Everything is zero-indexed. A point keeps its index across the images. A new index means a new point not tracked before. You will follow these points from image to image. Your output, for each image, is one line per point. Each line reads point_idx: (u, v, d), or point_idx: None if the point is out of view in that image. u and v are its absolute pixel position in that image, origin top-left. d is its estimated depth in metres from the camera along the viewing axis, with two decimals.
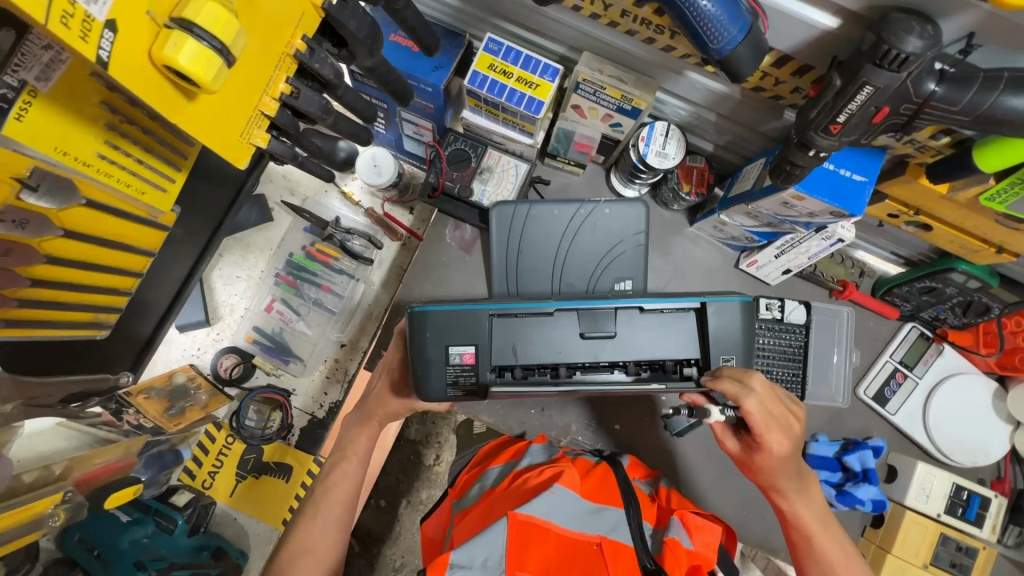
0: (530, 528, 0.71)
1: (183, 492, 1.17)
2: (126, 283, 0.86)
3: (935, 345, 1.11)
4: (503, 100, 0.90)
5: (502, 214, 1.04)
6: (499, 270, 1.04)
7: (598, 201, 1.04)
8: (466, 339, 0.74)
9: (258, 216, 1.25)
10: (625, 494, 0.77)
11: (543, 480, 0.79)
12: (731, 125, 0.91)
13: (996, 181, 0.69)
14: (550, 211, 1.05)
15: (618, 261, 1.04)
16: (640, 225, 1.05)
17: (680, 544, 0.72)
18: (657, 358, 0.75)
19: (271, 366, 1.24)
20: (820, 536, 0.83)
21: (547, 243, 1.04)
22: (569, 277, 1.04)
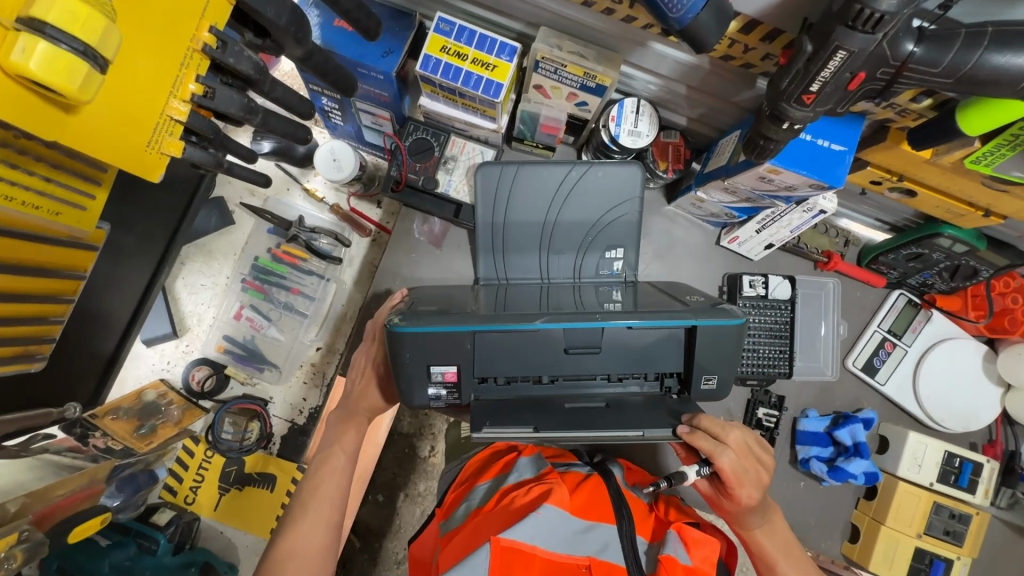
0: (513, 553, 0.68)
1: (165, 510, 1.13)
2: (55, 311, 0.81)
3: (923, 312, 1.08)
4: (459, 85, 0.84)
5: (486, 174, 1.00)
6: (483, 247, 1.00)
7: (591, 162, 0.99)
8: (448, 360, 0.72)
9: (218, 220, 1.20)
10: (618, 509, 0.76)
11: (531, 499, 0.75)
12: (703, 97, 0.86)
13: (981, 143, 0.65)
14: (537, 176, 1.00)
15: (610, 227, 1.00)
16: (637, 187, 0.99)
17: (676, 560, 0.68)
18: (641, 370, 0.76)
19: (245, 375, 1.20)
20: (783, 562, 0.82)
21: (535, 211, 1.00)
22: (558, 246, 1.00)
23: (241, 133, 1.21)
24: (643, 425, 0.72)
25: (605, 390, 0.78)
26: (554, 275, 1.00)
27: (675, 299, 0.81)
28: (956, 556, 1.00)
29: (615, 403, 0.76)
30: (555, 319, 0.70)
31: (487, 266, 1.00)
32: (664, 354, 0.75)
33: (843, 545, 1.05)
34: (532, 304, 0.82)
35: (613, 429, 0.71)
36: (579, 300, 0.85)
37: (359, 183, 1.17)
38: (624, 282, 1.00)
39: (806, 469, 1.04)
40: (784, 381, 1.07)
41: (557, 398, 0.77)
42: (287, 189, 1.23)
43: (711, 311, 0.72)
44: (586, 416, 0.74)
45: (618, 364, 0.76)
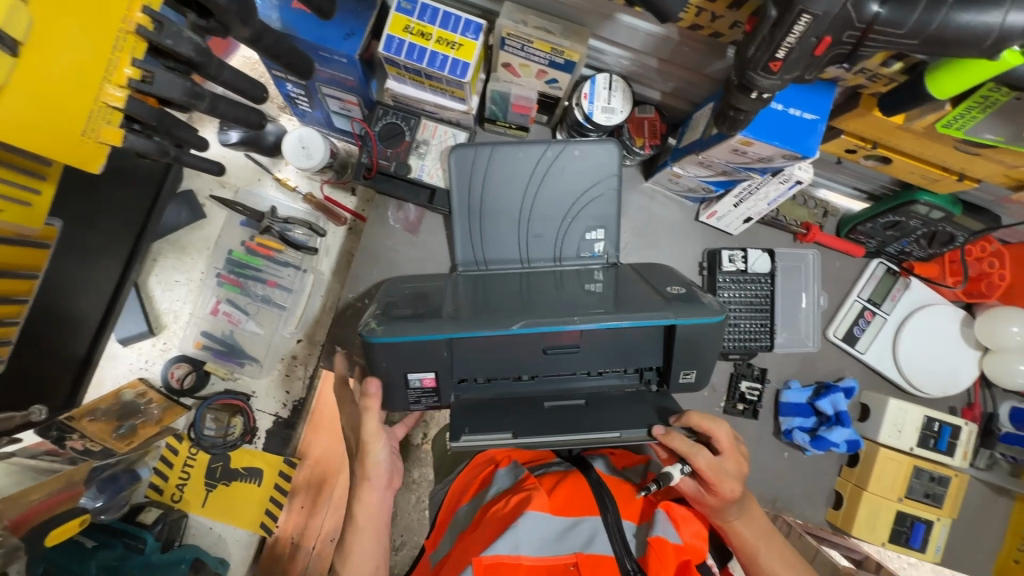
0: (498, 568, 0.69)
1: (151, 509, 1.12)
2: (10, 313, 0.79)
3: (902, 279, 1.08)
4: (424, 66, 0.82)
5: (461, 156, 0.97)
6: (461, 238, 0.98)
7: (566, 141, 0.97)
8: (425, 367, 0.75)
9: (188, 215, 1.17)
10: (599, 498, 0.77)
11: (511, 509, 0.77)
12: (674, 69, 0.84)
13: (952, 106, 0.64)
14: (511, 158, 0.97)
15: (589, 207, 0.98)
16: (614, 167, 0.98)
17: (665, 540, 0.71)
18: (622, 366, 0.80)
19: (225, 371, 1.18)
20: (764, 551, 0.81)
21: (511, 193, 0.98)
22: (537, 230, 0.98)
23: (208, 123, 1.18)
24: (621, 427, 0.75)
25: (587, 383, 0.82)
26: (534, 259, 0.98)
27: (657, 291, 0.81)
28: (936, 518, 1.01)
29: (594, 400, 0.81)
30: (534, 321, 0.71)
31: (465, 252, 0.98)
32: (642, 350, 0.78)
33: (827, 512, 1.07)
34: (520, 298, 0.81)
35: (589, 432, 0.74)
36: (562, 292, 0.84)
37: (331, 170, 1.14)
38: (607, 265, 0.98)
39: (789, 440, 1.05)
40: (766, 354, 1.08)
41: (537, 399, 0.81)
42: (258, 179, 1.20)
43: (690, 308, 0.73)
44: (565, 415, 0.78)
45: (599, 360, 0.79)
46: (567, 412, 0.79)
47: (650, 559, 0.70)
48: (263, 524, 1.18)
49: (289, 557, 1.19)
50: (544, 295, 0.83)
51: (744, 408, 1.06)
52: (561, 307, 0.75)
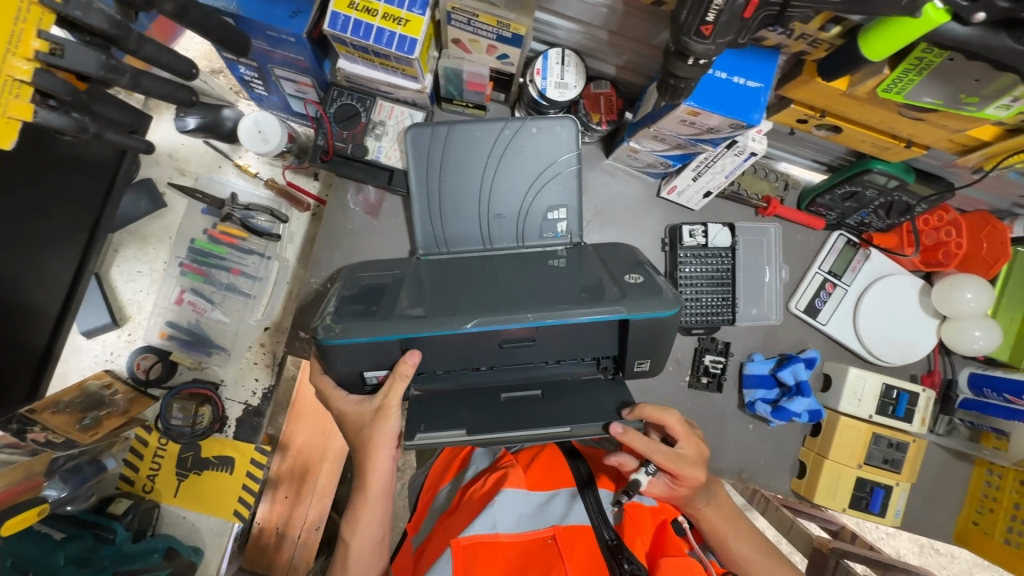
0: (476, 549, 0.69)
1: (121, 500, 1.11)
2: None
3: (861, 250, 1.09)
4: (371, 42, 0.81)
5: (418, 135, 0.96)
6: (422, 222, 0.96)
7: (524, 119, 0.95)
8: (378, 366, 0.78)
9: (148, 204, 1.16)
10: (575, 474, 0.80)
11: (489, 488, 0.79)
12: (625, 41, 0.84)
13: (891, 69, 0.65)
14: (469, 138, 0.96)
15: (550, 185, 0.97)
16: (573, 144, 0.96)
17: (641, 504, 0.77)
18: (579, 355, 0.81)
19: (192, 361, 1.17)
20: (730, 536, 0.85)
21: (470, 175, 0.97)
22: (498, 210, 0.96)
23: (164, 112, 1.19)
24: (573, 421, 0.77)
25: (546, 372, 0.83)
26: (496, 241, 0.97)
27: (614, 278, 0.80)
28: (895, 483, 1.04)
29: (551, 389, 0.82)
30: (487, 321, 0.71)
31: (426, 236, 0.96)
32: (597, 343, 0.79)
33: (792, 481, 1.08)
34: (484, 290, 0.81)
35: (540, 427, 0.75)
36: (522, 281, 0.83)
37: (291, 154, 1.13)
38: (570, 245, 0.96)
39: (752, 412, 1.07)
40: (729, 327, 1.09)
41: (495, 388, 0.82)
42: (218, 166, 1.20)
43: (644, 301, 0.74)
44: (520, 407, 0.79)
45: (557, 351, 0.80)
46: (522, 403, 0.80)
47: (625, 526, 0.74)
48: (238, 513, 1.17)
49: (275, 548, 1.20)
50: (503, 284, 0.82)
51: (708, 381, 1.07)
52: (516, 301, 0.76)
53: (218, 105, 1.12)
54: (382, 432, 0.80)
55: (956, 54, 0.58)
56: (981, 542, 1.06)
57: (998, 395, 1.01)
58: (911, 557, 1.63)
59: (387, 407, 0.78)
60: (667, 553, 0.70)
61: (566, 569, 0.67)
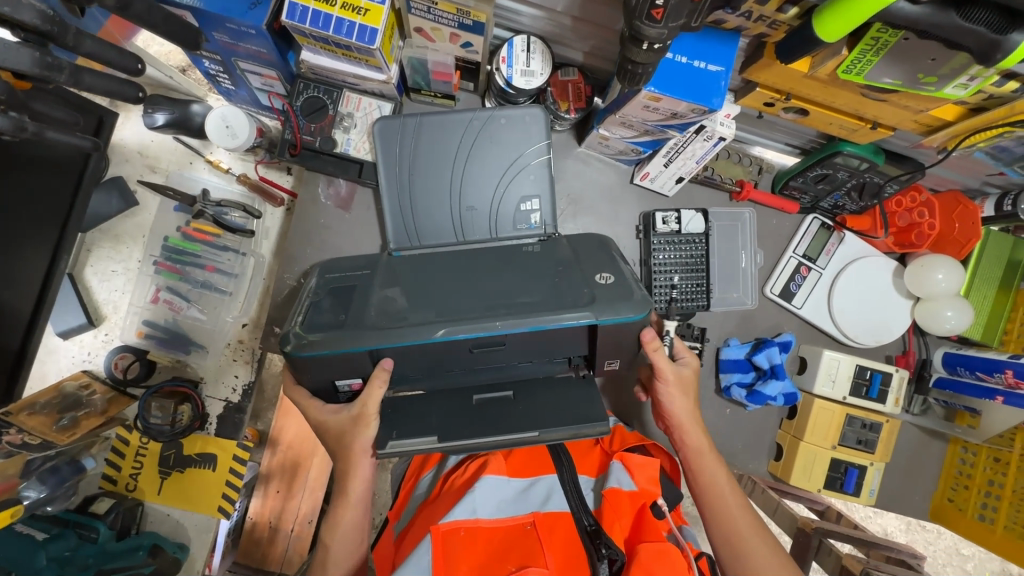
0: (456, 535, 0.70)
1: (104, 499, 1.13)
2: None
3: (836, 233, 1.09)
4: (330, 33, 0.80)
5: (388, 128, 0.95)
6: (393, 217, 0.95)
7: (492, 109, 0.94)
8: (350, 374, 0.76)
9: (119, 202, 1.15)
10: (556, 459, 0.80)
11: (470, 476, 0.81)
12: (589, 27, 0.83)
13: (849, 50, 0.64)
14: (439, 129, 0.95)
15: (522, 176, 0.96)
16: (543, 133, 0.95)
17: (620, 489, 0.75)
18: (553, 355, 0.76)
19: (171, 359, 1.18)
20: (711, 458, 0.85)
21: (440, 167, 0.96)
22: (469, 203, 0.95)
23: (132, 109, 1.18)
24: (541, 424, 0.76)
25: (517, 372, 0.80)
26: (470, 235, 0.95)
27: (583, 278, 0.75)
28: (869, 463, 1.05)
29: (522, 390, 0.80)
30: (456, 330, 0.68)
31: (398, 231, 0.95)
32: (570, 343, 0.75)
33: (769, 463, 1.10)
34: (453, 289, 0.76)
35: (510, 433, 0.75)
36: (490, 280, 0.77)
37: (261, 149, 1.12)
38: (545, 236, 0.92)
39: (729, 396, 1.08)
40: (704, 313, 1.09)
41: (468, 389, 0.81)
42: (189, 163, 1.19)
43: (614, 305, 0.71)
44: (490, 412, 0.78)
45: (531, 354, 0.76)
46: (494, 407, 0.78)
47: (605, 512, 0.73)
48: (221, 509, 1.15)
49: (269, 540, 1.20)
50: (466, 279, 0.78)
51: None
52: (483, 302, 0.73)
53: (187, 100, 1.11)
54: (360, 440, 0.77)
55: (911, 33, 0.58)
56: (955, 519, 1.07)
57: (971, 373, 1.02)
58: (897, 535, 1.65)
59: (366, 414, 0.76)
60: (645, 539, 0.69)
61: (547, 556, 0.68)
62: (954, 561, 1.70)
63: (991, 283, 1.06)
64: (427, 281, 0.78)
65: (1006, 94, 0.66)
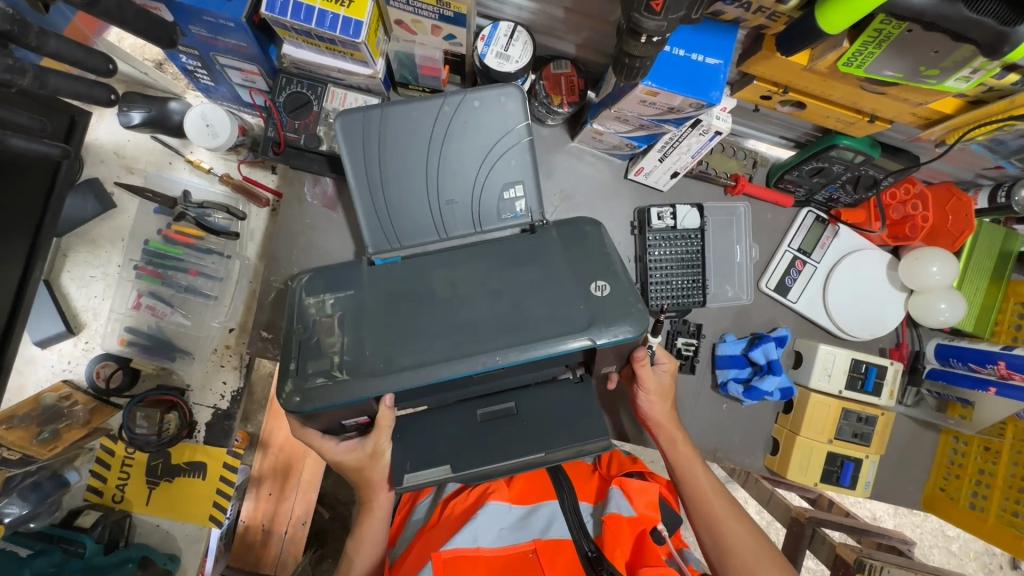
0: (457, 563, 0.68)
1: (89, 513, 1.10)
2: None
3: (830, 227, 1.09)
4: (313, 26, 0.76)
5: (349, 122, 0.83)
6: (367, 220, 0.84)
7: (463, 91, 0.83)
8: (357, 414, 0.75)
9: (95, 205, 1.11)
10: (558, 484, 0.79)
11: (471, 503, 0.79)
12: (581, 18, 0.81)
13: (850, 43, 0.63)
14: (406, 120, 0.84)
15: (502, 162, 0.86)
16: (521, 114, 0.85)
17: (620, 515, 0.74)
18: (554, 366, 0.76)
19: (155, 366, 1.14)
20: (683, 449, 0.89)
21: (413, 162, 0.85)
22: (449, 196, 0.85)
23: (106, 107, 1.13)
24: (546, 445, 0.74)
25: (512, 382, 0.77)
26: (452, 230, 0.85)
27: (578, 291, 0.73)
28: (864, 455, 1.05)
29: (523, 400, 0.78)
30: (458, 366, 0.68)
31: (375, 233, 0.84)
32: (568, 355, 0.74)
33: (765, 458, 1.10)
34: (448, 311, 0.72)
35: (516, 456, 0.73)
36: (485, 299, 0.72)
37: (244, 148, 1.08)
38: (531, 225, 0.84)
39: (726, 392, 1.07)
40: (700, 309, 1.08)
41: (471, 403, 0.78)
42: (169, 162, 1.15)
43: (611, 320, 0.71)
44: (496, 428, 0.76)
45: (524, 370, 0.74)
46: (498, 422, 0.76)
47: (606, 538, 0.73)
48: (212, 518, 1.13)
49: (263, 543, 1.18)
50: (456, 292, 0.73)
51: (681, 364, 1.07)
52: (486, 328, 0.70)
53: (164, 97, 1.07)
54: (378, 471, 0.80)
55: (915, 25, 0.57)
56: (946, 507, 1.09)
57: (963, 364, 1.03)
58: (886, 519, 1.68)
59: (380, 451, 0.77)
60: (646, 563, 0.70)
61: None
62: (941, 542, 1.73)
63: (983, 274, 1.06)
64: (424, 269, 0.75)
65: (1006, 86, 0.65)
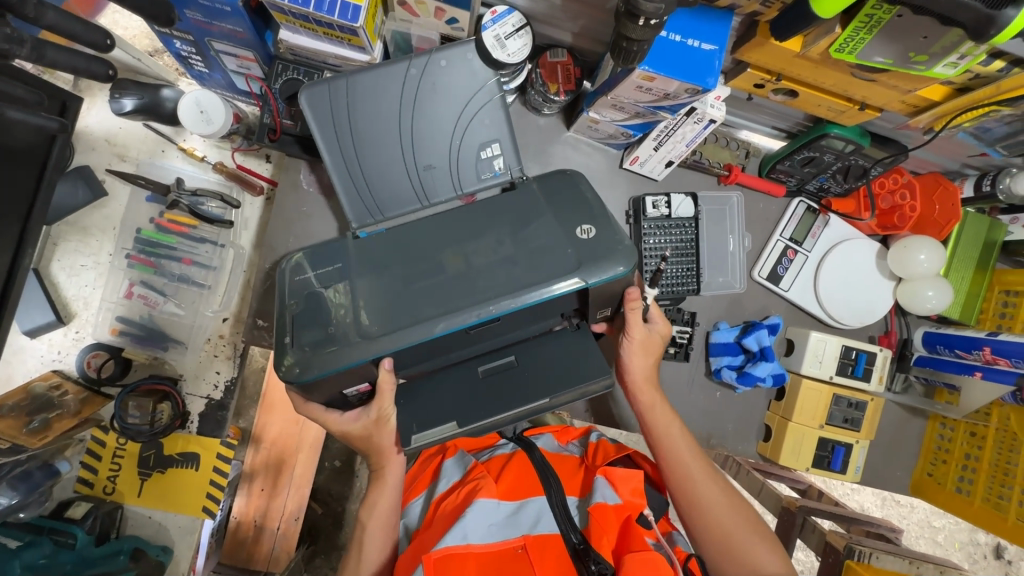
0: (447, 563, 0.68)
1: (80, 504, 1.09)
2: None
3: (821, 217, 1.10)
4: (311, 10, 0.76)
5: (314, 95, 0.84)
6: (348, 197, 0.86)
7: (428, 52, 0.84)
8: (358, 382, 0.78)
9: (86, 193, 1.09)
10: (545, 480, 0.78)
11: (461, 501, 0.77)
12: (579, 6, 0.82)
13: (842, 28, 0.64)
14: (373, 87, 0.84)
15: (475, 123, 0.87)
16: (488, 71, 0.86)
17: (606, 504, 0.74)
18: (551, 317, 0.79)
19: (147, 355, 1.13)
20: (659, 409, 0.89)
21: (386, 130, 0.86)
22: (426, 161, 0.87)
23: (98, 94, 1.12)
24: (550, 392, 0.79)
25: (512, 338, 0.81)
26: (434, 197, 0.87)
27: (565, 237, 0.75)
28: (855, 441, 1.07)
29: (523, 354, 0.81)
30: (453, 323, 0.71)
31: (357, 208, 0.86)
32: (561, 305, 0.77)
33: (758, 444, 1.11)
34: (443, 281, 0.73)
35: (521, 405, 0.78)
36: (485, 259, 0.74)
37: (238, 136, 1.08)
38: (511, 182, 0.86)
39: (719, 379, 1.08)
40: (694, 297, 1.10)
41: (470, 362, 0.82)
42: (161, 151, 1.14)
43: (597, 264, 0.73)
44: (498, 382, 0.80)
45: (520, 325, 0.78)
46: (501, 376, 0.80)
47: (592, 528, 0.73)
48: (206, 509, 1.13)
49: (254, 540, 1.16)
50: (461, 249, 0.75)
51: (676, 352, 1.08)
52: (482, 286, 0.72)
53: (157, 84, 1.06)
54: (386, 439, 0.83)
55: (905, 10, 0.58)
56: (934, 492, 1.11)
57: (950, 351, 1.06)
58: (873, 510, 1.71)
59: (385, 416, 0.81)
60: (631, 549, 0.70)
61: None
62: (927, 533, 1.77)
63: (969, 262, 1.08)
64: (422, 252, 0.75)
65: (991, 73, 0.67)
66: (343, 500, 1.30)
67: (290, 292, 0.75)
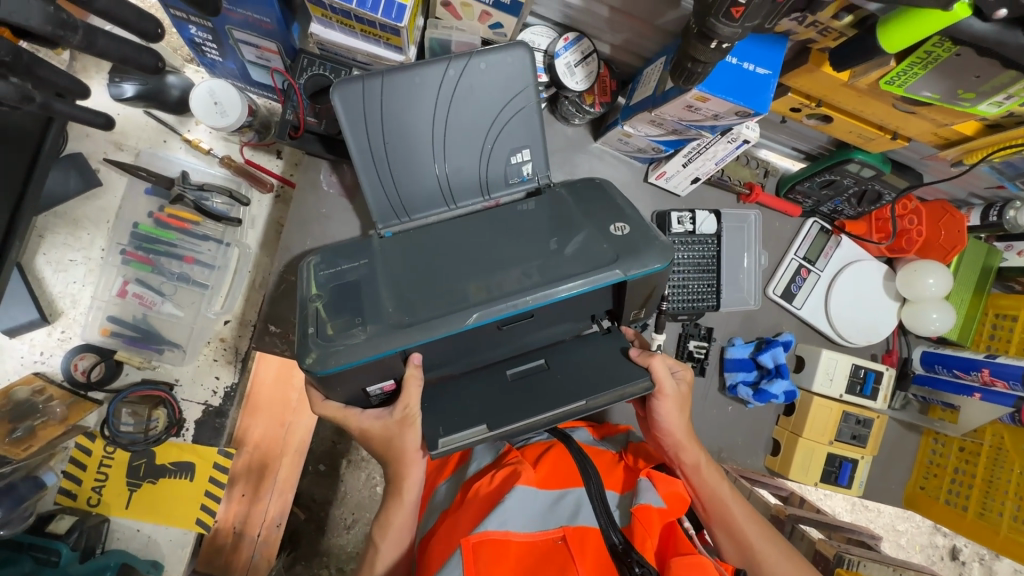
0: (487, 547, 0.68)
1: (63, 518, 1.00)
2: None
3: (833, 237, 1.13)
4: (354, 7, 0.73)
5: (347, 95, 0.79)
6: (373, 194, 0.82)
7: (469, 54, 0.81)
8: (382, 377, 0.76)
9: (80, 183, 1.02)
10: (585, 471, 0.77)
11: (497, 486, 0.76)
12: (625, 18, 0.82)
13: (896, 62, 0.65)
14: (410, 87, 0.80)
15: (510, 127, 0.85)
16: (528, 77, 0.83)
17: (651, 507, 0.74)
18: (584, 314, 0.81)
19: (141, 360, 1.05)
20: (706, 472, 0.87)
21: (419, 129, 0.82)
22: (458, 164, 0.84)
23: (95, 77, 1.04)
24: (587, 394, 0.76)
25: (542, 338, 0.82)
26: (461, 199, 0.85)
27: (599, 233, 0.76)
28: (860, 456, 1.11)
29: (555, 358, 0.81)
30: (487, 313, 0.69)
31: (381, 206, 0.83)
32: (593, 301, 0.78)
33: (766, 458, 1.14)
34: (479, 286, 0.72)
35: (556, 408, 0.74)
36: (520, 259, 0.75)
37: (251, 129, 1.02)
38: (538, 188, 0.85)
39: (733, 394, 1.10)
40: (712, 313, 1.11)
41: (500, 365, 0.82)
42: (163, 140, 1.07)
43: (637, 258, 0.73)
44: (529, 384, 0.78)
45: (550, 322, 0.79)
46: (531, 377, 0.79)
47: (635, 529, 0.72)
48: (200, 522, 1.07)
49: (233, 547, 1.10)
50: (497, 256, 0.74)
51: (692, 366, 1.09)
52: (517, 284, 0.72)
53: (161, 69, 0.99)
54: (409, 440, 0.79)
55: (965, 49, 0.60)
56: (927, 504, 1.15)
57: (948, 371, 1.10)
58: (845, 514, 1.78)
59: (410, 415, 0.77)
60: (679, 553, 0.71)
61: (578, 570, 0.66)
62: (891, 536, 1.85)
63: (968, 288, 1.13)
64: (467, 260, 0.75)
65: None
66: (338, 507, 1.26)
67: (321, 304, 0.71)
